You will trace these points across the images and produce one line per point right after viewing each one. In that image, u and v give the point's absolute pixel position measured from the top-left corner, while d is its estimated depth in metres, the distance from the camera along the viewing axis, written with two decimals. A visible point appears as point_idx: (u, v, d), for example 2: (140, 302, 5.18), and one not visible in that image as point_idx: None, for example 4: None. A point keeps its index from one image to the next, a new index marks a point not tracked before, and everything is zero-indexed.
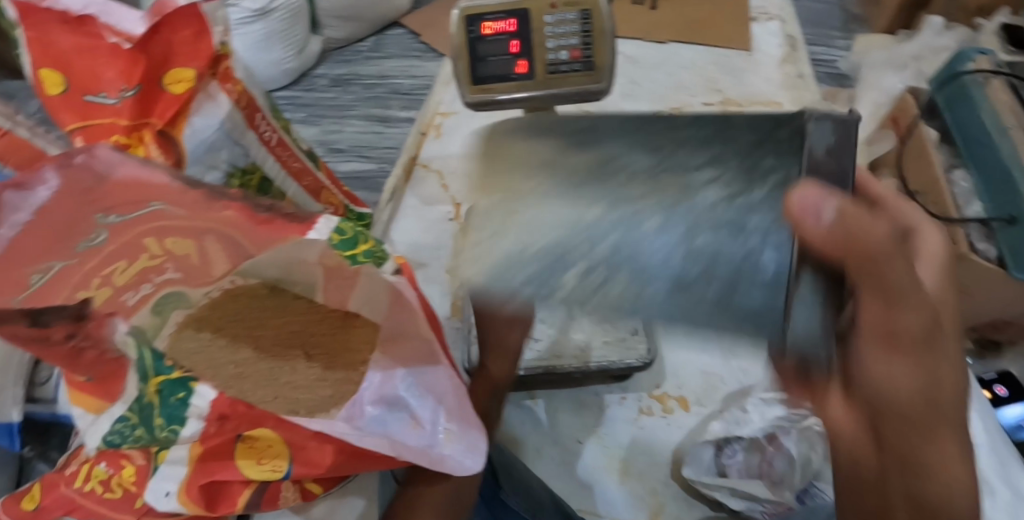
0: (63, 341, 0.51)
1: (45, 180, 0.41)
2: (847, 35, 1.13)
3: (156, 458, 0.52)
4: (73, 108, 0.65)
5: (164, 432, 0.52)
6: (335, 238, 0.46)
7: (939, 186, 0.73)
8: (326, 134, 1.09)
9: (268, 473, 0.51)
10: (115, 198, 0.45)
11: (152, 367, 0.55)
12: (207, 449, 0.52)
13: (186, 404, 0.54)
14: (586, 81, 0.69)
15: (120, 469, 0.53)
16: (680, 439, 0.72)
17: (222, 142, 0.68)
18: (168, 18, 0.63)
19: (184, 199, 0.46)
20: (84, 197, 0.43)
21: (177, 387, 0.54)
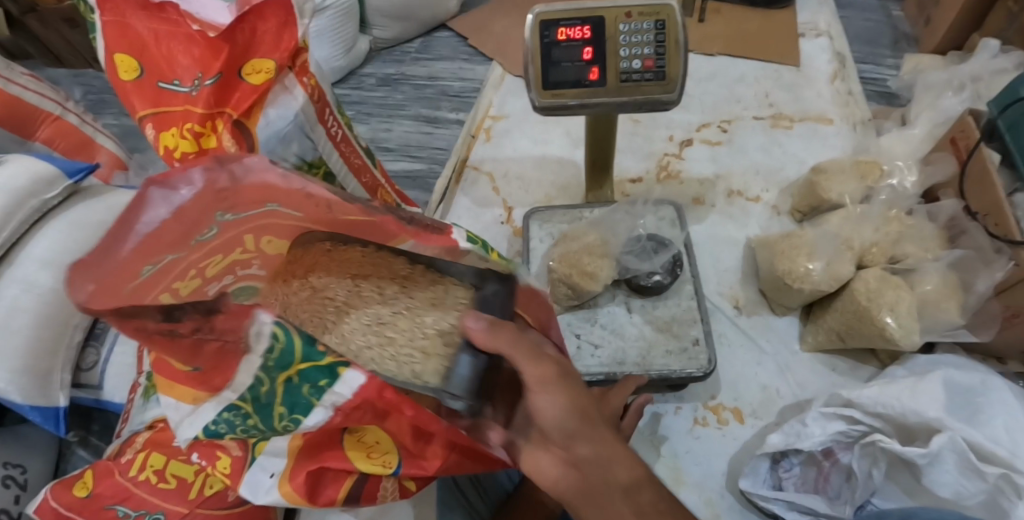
0: (186, 336, 0.42)
1: (189, 182, 0.35)
2: (897, 53, 1.11)
3: (253, 450, 0.52)
4: (145, 94, 0.65)
5: (284, 421, 0.46)
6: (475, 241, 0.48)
7: (1005, 205, 0.72)
8: (376, 132, 1.10)
9: (377, 468, 0.51)
10: (240, 197, 0.38)
11: (301, 352, 0.44)
12: (308, 443, 0.51)
13: (326, 391, 0.45)
14: (659, 92, 0.70)
15: (216, 460, 0.53)
16: (735, 450, 0.72)
17: (294, 134, 0.68)
18: (258, 7, 0.64)
19: (302, 198, 0.41)
20: (218, 197, 0.37)
21: (321, 374, 0.45)
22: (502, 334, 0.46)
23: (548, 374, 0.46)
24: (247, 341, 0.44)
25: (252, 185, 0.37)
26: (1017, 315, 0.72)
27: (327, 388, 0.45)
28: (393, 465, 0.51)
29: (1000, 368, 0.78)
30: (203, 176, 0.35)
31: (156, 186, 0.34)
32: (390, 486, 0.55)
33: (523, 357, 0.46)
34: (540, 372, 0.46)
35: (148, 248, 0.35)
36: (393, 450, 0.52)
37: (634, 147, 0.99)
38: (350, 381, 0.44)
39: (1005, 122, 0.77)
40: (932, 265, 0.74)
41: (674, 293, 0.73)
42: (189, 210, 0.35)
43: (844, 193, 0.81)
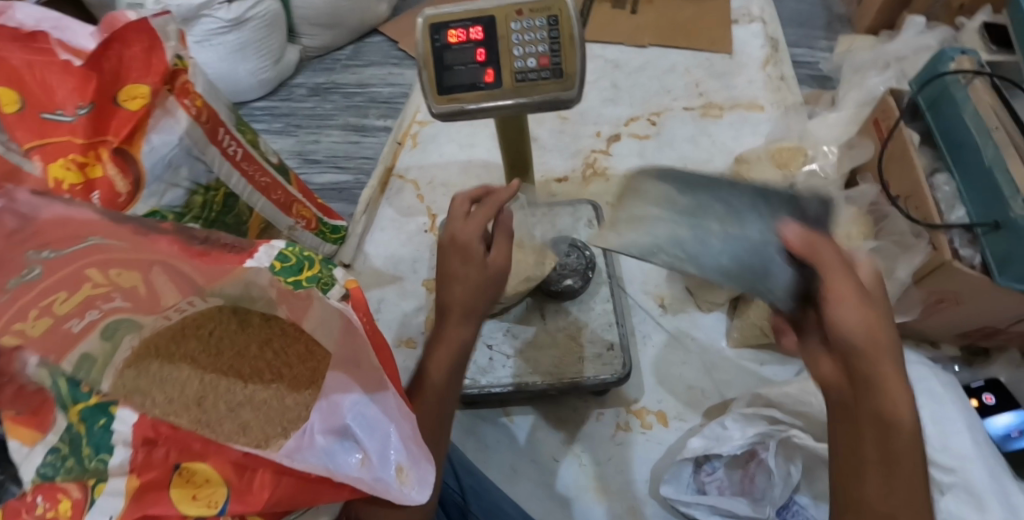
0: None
1: None
2: (830, 34, 1.09)
3: (93, 491, 0.45)
4: (28, 127, 0.60)
5: (93, 462, 0.45)
6: (276, 264, 0.38)
7: (925, 188, 0.69)
8: (303, 144, 1.07)
9: (203, 510, 0.44)
10: (49, 234, 0.44)
11: (69, 395, 0.48)
12: (141, 483, 0.45)
13: (109, 430, 0.47)
14: (558, 91, 0.68)
15: (56, 505, 0.45)
16: (659, 455, 0.70)
17: (182, 159, 0.66)
18: (119, 33, 0.61)
19: (122, 231, 0.44)
20: (11, 239, 0.43)
21: (96, 414, 0.48)
22: (819, 239, 0.46)
23: (856, 285, 0.46)
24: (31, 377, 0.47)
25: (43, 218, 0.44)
26: (942, 300, 0.69)
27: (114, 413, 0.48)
28: (217, 505, 0.43)
29: (932, 353, 0.76)
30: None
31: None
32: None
33: (834, 267, 0.45)
34: (849, 276, 0.46)
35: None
36: (220, 486, 0.44)
37: (561, 145, 0.97)
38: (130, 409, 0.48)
39: (925, 100, 0.75)
40: (854, 255, 0.72)
41: (588, 297, 0.71)
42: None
43: (765, 183, 0.79)
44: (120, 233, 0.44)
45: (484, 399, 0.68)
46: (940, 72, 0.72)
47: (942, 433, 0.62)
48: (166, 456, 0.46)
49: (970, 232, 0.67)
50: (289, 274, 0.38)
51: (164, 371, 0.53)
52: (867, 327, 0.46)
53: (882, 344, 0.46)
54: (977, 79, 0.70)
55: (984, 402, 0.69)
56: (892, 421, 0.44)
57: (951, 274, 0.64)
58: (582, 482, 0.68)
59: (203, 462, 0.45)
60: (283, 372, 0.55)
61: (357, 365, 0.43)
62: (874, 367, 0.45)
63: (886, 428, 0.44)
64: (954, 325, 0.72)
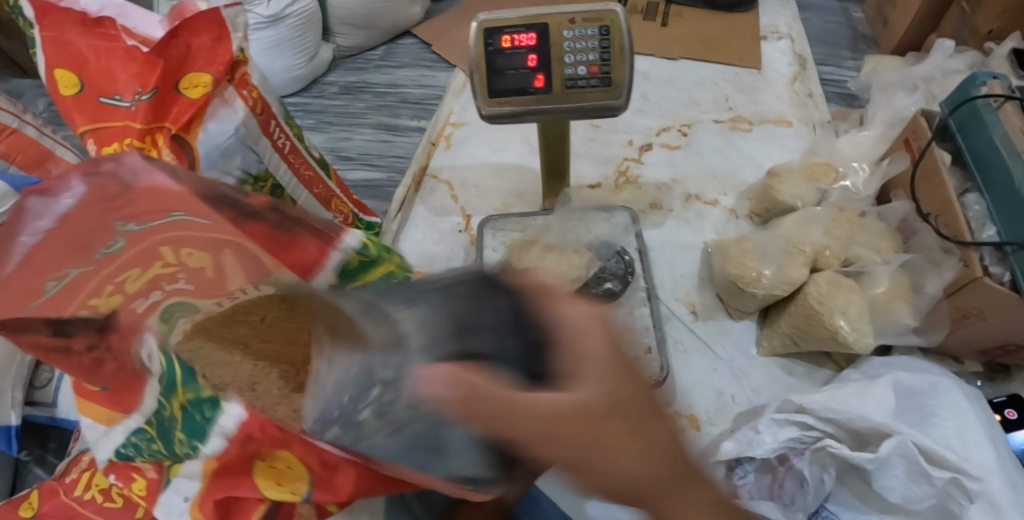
0: (86, 353, 0.48)
1: (71, 188, 0.40)
2: (857, 54, 1.12)
3: (168, 472, 0.51)
4: (84, 110, 0.63)
5: (184, 449, 0.47)
6: (359, 253, 0.50)
7: (955, 205, 0.71)
8: (336, 141, 1.09)
9: (288, 495, 0.49)
10: (138, 206, 0.42)
11: (182, 381, 0.46)
12: (219, 467, 0.48)
13: (211, 422, 0.45)
14: (606, 98, 0.69)
15: (132, 481, 0.53)
16: (689, 458, 0.71)
17: (236, 148, 0.67)
18: (189, 22, 0.63)
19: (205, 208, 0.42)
20: (108, 203, 0.41)
21: (203, 404, 0.46)
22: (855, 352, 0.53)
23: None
24: (140, 361, 0.48)
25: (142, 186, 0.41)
26: (967, 316, 0.70)
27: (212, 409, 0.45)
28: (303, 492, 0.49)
29: (956, 368, 0.78)
30: (84, 182, 0.40)
31: (36, 197, 0.40)
32: (305, 505, 0.54)
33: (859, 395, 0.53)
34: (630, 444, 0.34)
35: (38, 266, 0.42)
36: (302, 476, 0.49)
37: (592, 153, 0.98)
38: (233, 412, 0.45)
39: (956, 122, 0.77)
40: (883, 268, 0.73)
41: (625, 301, 0.73)
42: (75, 221, 0.41)
43: (796, 195, 0.81)
44: (208, 210, 0.42)
45: None
46: (972, 95, 0.74)
47: (965, 444, 0.64)
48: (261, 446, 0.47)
49: (999, 251, 0.69)
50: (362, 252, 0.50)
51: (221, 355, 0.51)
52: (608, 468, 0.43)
53: (571, 439, 0.33)
54: (1008, 103, 0.71)
55: (1007, 418, 0.71)
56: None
57: (981, 290, 0.66)
58: None
59: (286, 450, 0.48)
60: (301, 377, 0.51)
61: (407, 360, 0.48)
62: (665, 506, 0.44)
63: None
64: (974, 343, 0.73)
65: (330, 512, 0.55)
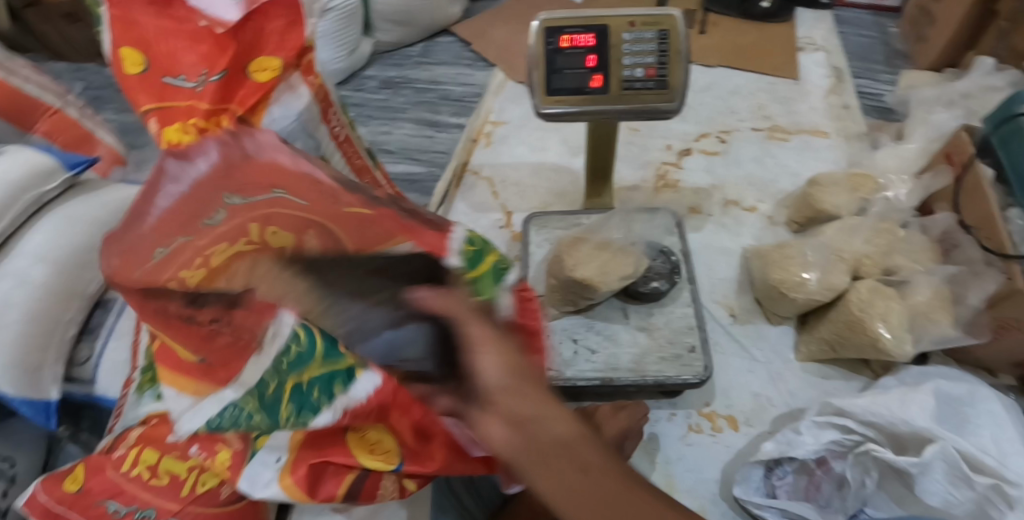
0: (204, 325, 0.48)
1: (207, 154, 0.44)
2: (892, 69, 1.13)
3: (253, 443, 0.55)
4: (150, 90, 0.63)
5: (294, 422, 0.52)
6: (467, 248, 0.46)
7: (998, 219, 0.73)
8: (376, 134, 1.11)
9: (380, 464, 0.54)
10: (244, 178, 0.44)
11: (322, 350, 0.50)
12: (310, 436, 0.55)
13: (336, 397, 0.52)
14: (661, 100, 0.70)
15: (216, 454, 0.56)
16: (728, 458, 0.72)
17: (298, 132, 0.70)
18: (264, 7, 0.63)
19: (307, 186, 0.45)
20: (224, 175, 0.43)
21: (335, 379, 0.53)
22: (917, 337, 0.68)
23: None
24: (262, 338, 0.50)
25: (260, 161, 0.44)
26: (1006, 328, 0.72)
27: (342, 391, 0.53)
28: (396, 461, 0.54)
29: (990, 380, 0.79)
30: (214, 151, 0.44)
31: (172, 160, 0.45)
32: (390, 483, 0.56)
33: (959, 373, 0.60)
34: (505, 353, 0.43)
35: (162, 227, 0.43)
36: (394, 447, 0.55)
37: (631, 156, 1.00)
38: (370, 381, 0.53)
39: (998, 138, 0.78)
40: (925, 277, 0.75)
41: (670, 300, 0.74)
42: (197, 185, 0.43)
43: (837, 204, 0.83)
44: (308, 191, 0.45)
45: (565, 392, 0.71)
46: (1014, 113, 0.77)
47: (1001, 453, 0.65)
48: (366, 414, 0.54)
49: None
50: (469, 266, 0.46)
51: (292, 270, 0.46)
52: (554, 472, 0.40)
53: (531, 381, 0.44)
54: None
55: None
56: None
57: (1021, 301, 0.68)
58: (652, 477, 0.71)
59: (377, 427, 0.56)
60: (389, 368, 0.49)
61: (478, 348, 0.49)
62: None
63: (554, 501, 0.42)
64: (1014, 355, 0.74)
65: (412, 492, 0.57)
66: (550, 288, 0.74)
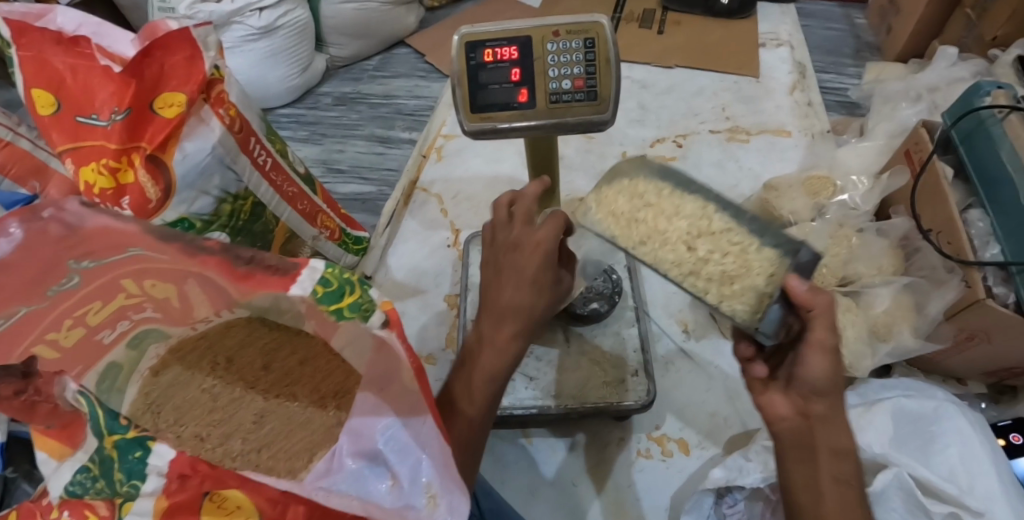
0: (11, 398, 0.47)
1: (8, 233, 0.37)
2: (859, 62, 1.09)
3: (119, 509, 0.48)
4: (64, 129, 0.61)
5: (123, 486, 0.49)
6: (318, 290, 0.38)
7: (959, 222, 0.68)
8: (329, 153, 1.08)
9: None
10: (92, 243, 0.40)
11: (105, 426, 0.51)
12: (172, 505, 0.48)
13: (145, 462, 0.50)
14: (629, 179, 0.55)
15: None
16: (679, 484, 0.68)
17: (215, 167, 0.65)
18: (163, 41, 0.60)
19: (165, 248, 0.40)
20: (58, 245, 0.39)
21: (134, 447, 0.51)
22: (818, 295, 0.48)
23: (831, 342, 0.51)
24: (69, 403, 0.49)
25: (91, 230, 0.40)
26: (971, 338, 0.67)
27: (151, 449, 0.51)
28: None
29: (958, 389, 0.75)
30: (22, 227, 0.37)
31: None
32: None
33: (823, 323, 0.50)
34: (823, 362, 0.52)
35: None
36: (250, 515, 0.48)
37: (586, 165, 0.97)
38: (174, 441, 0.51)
39: (959, 134, 0.73)
40: (884, 288, 0.71)
41: (612, 320, 0.71)
42: (31, 260, 0.39)
43: (792, 211, 0.79)
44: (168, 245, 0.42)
45: (505, 421, 0.67)
46: (974, 106, 0.71)
47: (968, 473, 0.60)
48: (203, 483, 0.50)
49: (1004, 271, 0.65)
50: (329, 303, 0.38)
51: (192, 379, 0.56)
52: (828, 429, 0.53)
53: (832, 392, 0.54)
54: (1013, 113, 0.68)
55: (1011, 442, 0.68)
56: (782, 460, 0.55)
57: (986, 313, 0.63)
58: (600, 507, 0.67)
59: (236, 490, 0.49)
60: (321, 388, 0.56)
61: (388, 384, 0.42)
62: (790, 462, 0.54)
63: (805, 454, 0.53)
64: (979, 364, 0.70)
65: None
66: None
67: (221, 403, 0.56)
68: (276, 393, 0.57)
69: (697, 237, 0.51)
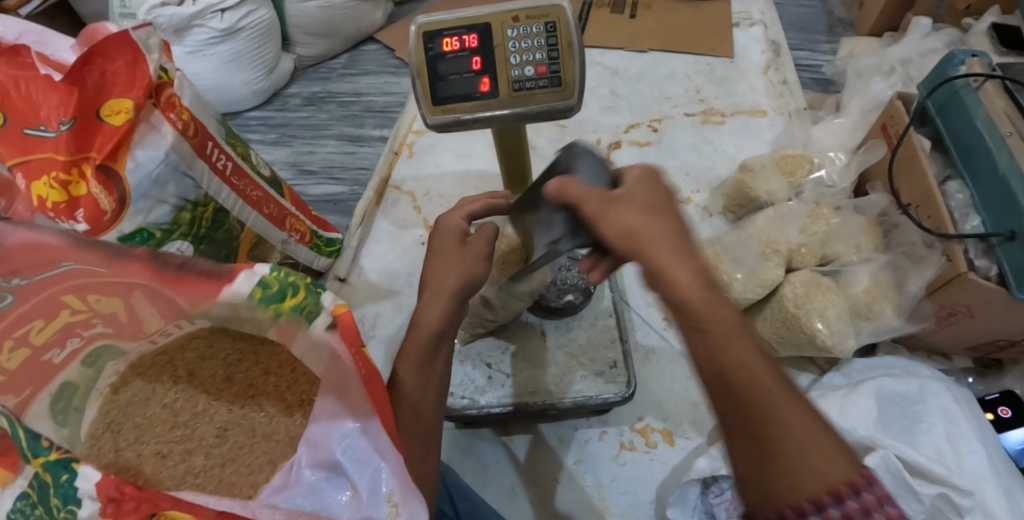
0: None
1: None
2: (833, 38, 1.07)
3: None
4: (12, 143, 0.57)
5: (60, 515, 0.36)
6: (257, 293, 0.37)
7: (938, 196, 0.66)
8: (299, 155, 1.06)
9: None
10: (19, 261, 0.38)
11: (29, 448, 0.38)
12: None
13: (73, 486, 0.36)
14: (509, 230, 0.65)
15: None
16: (663, 475, 0.67)
17: (169, 175, 0.62)
18: (101, 46, 0.57)
19: (92, 258, 0.37)
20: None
21: (59, 467, 0.37)
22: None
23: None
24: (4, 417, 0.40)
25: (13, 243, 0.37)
26: (953, 313, 0.66)
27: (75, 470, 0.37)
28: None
29: (945, 365, 0.73)
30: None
31: None
32: None
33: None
34: (685, 257, 0.40)
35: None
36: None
37: (559, 155, 0.95)
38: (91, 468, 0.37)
39: (935, 104, 0.71)
40: (862, 267, 0.70)
41: (589, 311, 0.69)
42: None
43: (769, 191, 0.77)
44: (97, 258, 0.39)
45: (482, 418, 0.66)
46: (949, 76, 0.68)
47: (956, 452, 0.59)
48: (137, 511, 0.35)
49: (985, 242, 0.63)
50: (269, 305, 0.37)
51: (155, 393, 0.55)
52: (703, 308, 0.38)
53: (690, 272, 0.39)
54: (988, 82, 0.66)
55: (999, 417, 0.67)
56: (743, 395, 0.37)
57: (967, 287, 0.62)
58: (583, 503, 0.66)
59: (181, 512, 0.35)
60: (286, 397, 0.54)
61: (346, 392, 0.40)
62: (735, 390, 0.37)
63: (731, 391, 0.37)
64: (964, 339, 0.69)
65: None
66: None
67: (184, 417, 0.55)
68: (240, 404, 0.55)
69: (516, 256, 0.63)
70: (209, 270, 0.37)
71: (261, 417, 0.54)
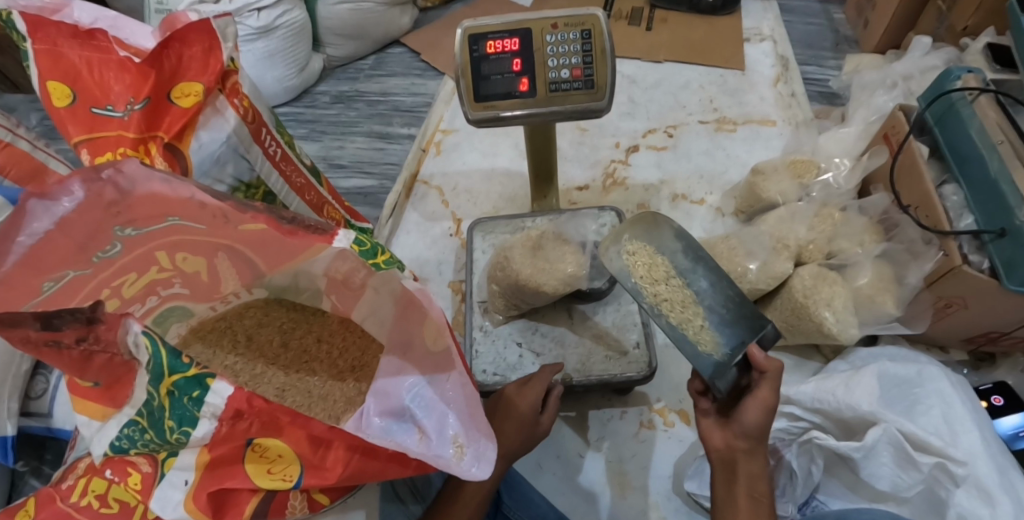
0: (72, 347, 0.42)
1: (71, 192, 0.41)
2: (838, 54, 1.14)
3: (162, 465, 0.49)
4: (80, 121, 0.62)
5: (174, 434, 0.44)
6: (356, 246, 0.43)
7: (934, 197, 0.71)
8: (328, 150, 1.11)
9: (278, 482, 0.49)
10: (136, 212, 0.44)
11: (167, 365, 0.41)
12: (213, 458, 0.47)
13: (201, 404, 0.42)
14: (646, 246, 0.62)
15: (127, 476, 0.50)
16: (680, 452, 0.72)
17: (228, 155, 0.66)
18: (180, 33, 0.62)
19: (205, 213, 0.45)
20: (107, 210, 0.43)
21: (191, 386, 0.42)
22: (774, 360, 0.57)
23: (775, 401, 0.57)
24: (128, 350, 0.43)
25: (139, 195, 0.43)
26: (949, 305, 0.71)
27: (203, 399, 0.42)
28: (294, 479, 0.48)
29: (942, 357, 0.79)
30: (84, 187, 0.41)
31: (36, 199, 0.40)
32: (298, 501, 0.52)
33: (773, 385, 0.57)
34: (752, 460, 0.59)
35: (36, 264, 0.41)
36: (293, 462, 0.48)
37: (580, 156, 1.00)
38: (222, 389, 0.42)
39: (933, 116, 0.77)
40: (865, 259, 0.75)
41: (614, 298, 0.73)
42: (84, 222, 0.42)
43: (781, 192, 0.83)
44: (201, 216, 0.45)
45: None
46: (946, 90, 0.74)
47: (951, 431, 0.64)
48: (251, 428, 0.45)
49: (978, 239, 0.69)
50: (367, 256, 0.43)
51: (215, 356, 0.56)
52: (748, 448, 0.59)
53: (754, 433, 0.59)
54: (982, 96, 0.71)
55: (992, 404, 0.72)
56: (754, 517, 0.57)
57: (961, 279, 0.67)
58: (606, 476, 0.71)
59: (276, 439, 0.47)
60: (339, 363, 0.58)
61: (410, 349, 0.48)
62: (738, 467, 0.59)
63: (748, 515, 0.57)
64: (959, 331, 0.74)
65: (322, 504, 0.54)
66: (492, 295, 0.73)
67: (240, 376, 0.56)
68: (295, 369, 0.58)
69: (652, 282, 0.60)
70: (317, 225, 0.44)
71: (315, 382, 0.57)
